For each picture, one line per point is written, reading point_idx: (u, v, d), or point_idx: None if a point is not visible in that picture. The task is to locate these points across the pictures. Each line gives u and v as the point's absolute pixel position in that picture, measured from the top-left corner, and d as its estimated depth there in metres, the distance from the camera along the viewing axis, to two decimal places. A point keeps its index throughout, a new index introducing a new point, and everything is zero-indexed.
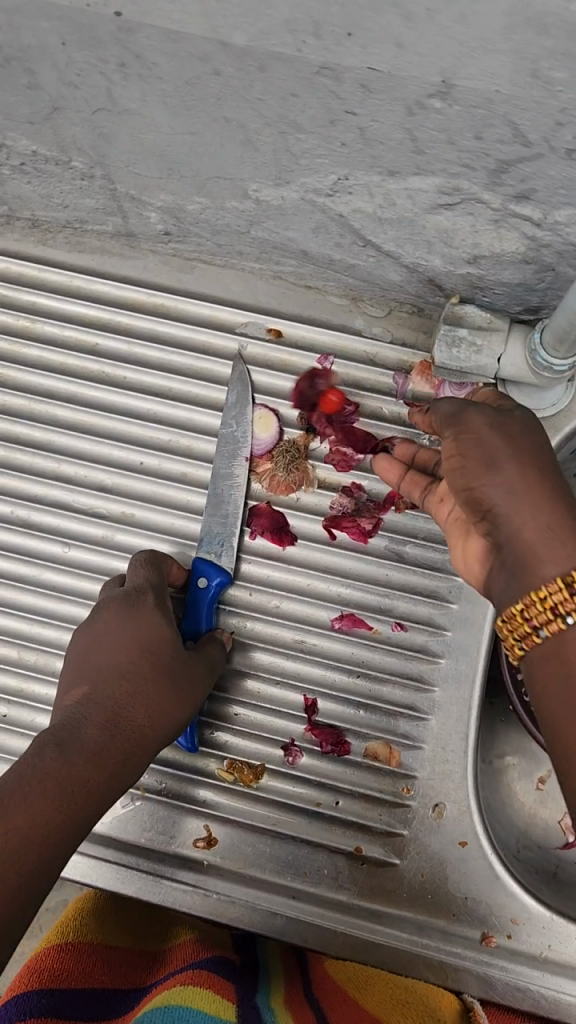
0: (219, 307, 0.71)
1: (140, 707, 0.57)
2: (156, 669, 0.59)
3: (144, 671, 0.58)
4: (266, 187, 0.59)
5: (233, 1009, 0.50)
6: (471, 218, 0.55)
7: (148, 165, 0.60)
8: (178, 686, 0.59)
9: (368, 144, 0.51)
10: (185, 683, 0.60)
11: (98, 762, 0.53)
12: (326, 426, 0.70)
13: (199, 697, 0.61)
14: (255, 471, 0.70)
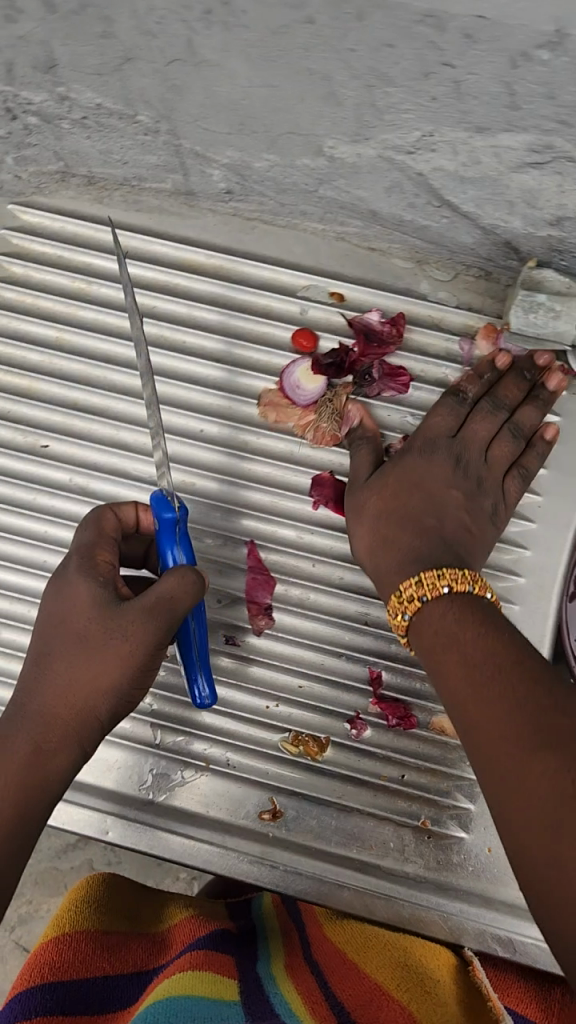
0: (281, 269, 0.69)
1: (63, 684, 0.53)
2: (68, 637, 0.53)
3: (58, 647, 0.54)
4: (343, 143, 0.57)
5: (236, 989, 0.55)
6: (560, 177, 0.53)
7: (218, 119, 0.58)
8: (84, 642, 0.52)
9: (461, 98, 0.49)
10: (80, 636, 0.52)
11: (39, 744, 0.52)
12: (372, 386, 0.68)
13: (157, 627, 0.51)
14: (298, 424, 0.68)
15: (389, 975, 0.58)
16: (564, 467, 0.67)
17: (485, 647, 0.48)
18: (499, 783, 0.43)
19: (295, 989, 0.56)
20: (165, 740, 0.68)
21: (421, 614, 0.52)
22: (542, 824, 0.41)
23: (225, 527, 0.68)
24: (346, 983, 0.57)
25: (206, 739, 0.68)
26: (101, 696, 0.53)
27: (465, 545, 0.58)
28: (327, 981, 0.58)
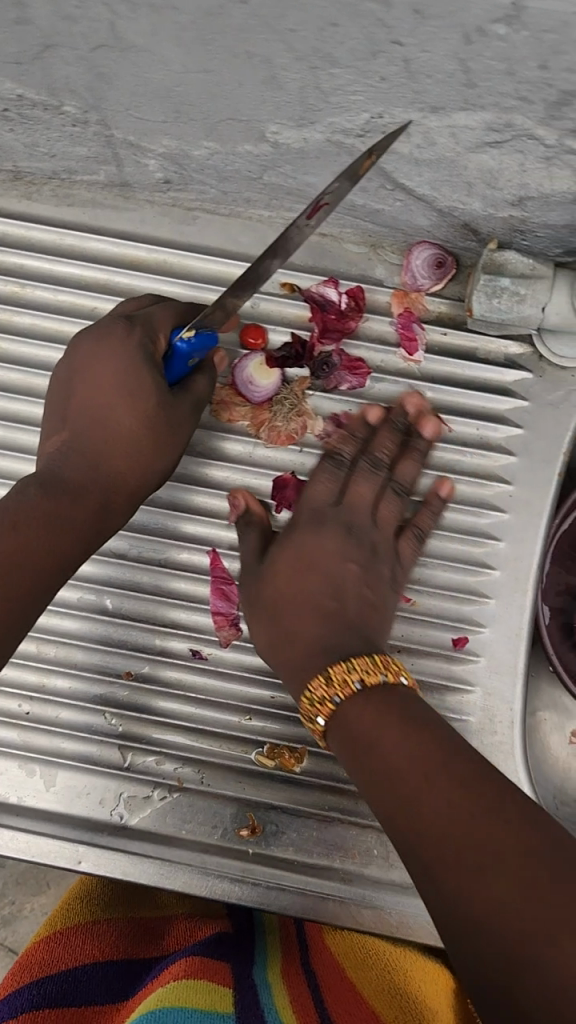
0: (227, 261, 0.65)
1: (117, 444, 0.58)
2: (133, 412, 0.57)
3: (118, 411, 0.57)
4: (288, 127, 0.53)
5: (230, 997, 0.51)
6: (520, 156, 0.50)
7: (151, 107, 0.54)
8: (149, 428, 0.58)
9: (412, 78, 0.46)
10: (154, 419, 0.58)
11: (81, 488, 0.57)
12: (330, 378, 0.65)
13: (186, 435, 0.60)
14: (253, 420, 0.65)
15: (385, 1006, 0.55)
16: (533, 454, 0.65)
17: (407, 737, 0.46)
18: (459, 933, 0.38)
19: (289, 1003, 0.53)
20: (135, 762, 0.66)
21: (340, 716, 0.50)
22: (548, 946, 0.35)
23: (184, 537, 0.65)
24: (336, 997, 0.55)
25: (177, 759, 0.65)
26: (148, 467, 0.59)
27: (375, 627, 0.57)
28: (321, 997, 0.55)
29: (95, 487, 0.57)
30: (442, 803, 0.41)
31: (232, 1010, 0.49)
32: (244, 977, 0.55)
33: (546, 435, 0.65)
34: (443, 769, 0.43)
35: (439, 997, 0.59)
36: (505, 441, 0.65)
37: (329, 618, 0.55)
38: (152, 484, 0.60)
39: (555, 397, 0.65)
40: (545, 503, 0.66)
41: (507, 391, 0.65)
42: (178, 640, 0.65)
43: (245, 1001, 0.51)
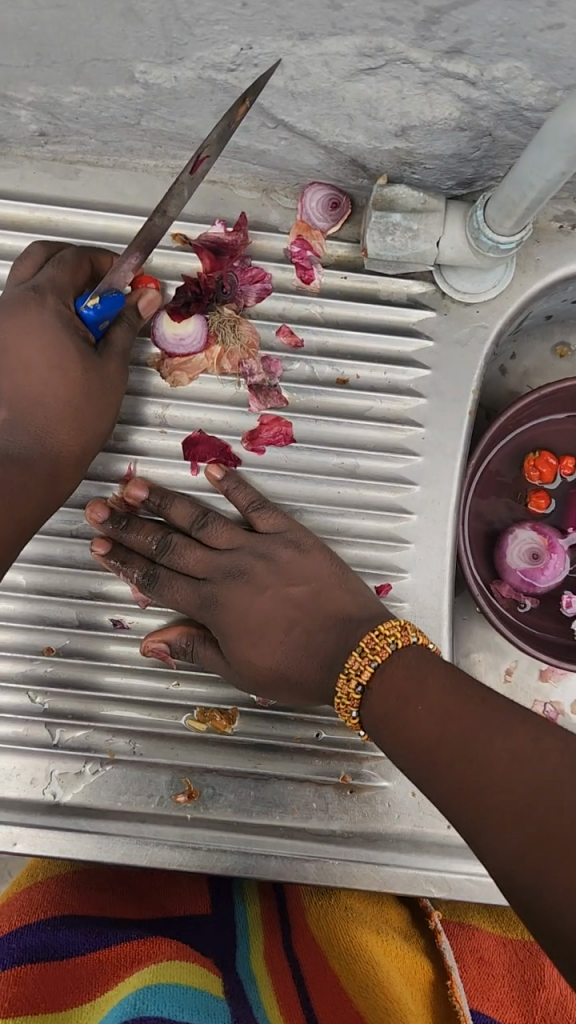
0: (114, 215, 0.63)
1: (57, 416, 0.56)
2: (69, 381, 0.55)
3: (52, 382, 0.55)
4: (156, 66, 0.50)
5: (220, 983, 0.52)
6: (397, 82, 0.48)
7: (10, 52, 0.50)
8: (89, 395, 0.56)
9: (274, 2, 0.44)
10: (96, 385, 0.56)
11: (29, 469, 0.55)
12: (237, 296, 0.62)
13: (119, 393, 0.58)
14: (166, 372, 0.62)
15: (370, 1001, 0.54)
16: (443, 394, 0.64)
17: (447, 728, 0.47)
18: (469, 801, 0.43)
19: (276, 1001, 0.53)
20: (64, 738, 0.64)
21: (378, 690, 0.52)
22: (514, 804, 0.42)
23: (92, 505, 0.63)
24: (324, 997, 0.55)
25: (111, 731, 0.64)
26: (93, 433, 0.58)
27: (340, 604, 0.59)
28: (308, 994, 0.55)
29: (43, 461, 0.56)
30: (493, 761, 0.44)
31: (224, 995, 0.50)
32: (230, 968, 0.56)
33: (455, 372, 0.64)
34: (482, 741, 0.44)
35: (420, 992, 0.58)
36: (414, 382, 0.64)
37: (287, 636, 0.59)
38: (94, 448, 0.59)
39: (461, 334, 0.64)
40: (459, 443, 0.64)
41: (412, 331, 0.64)
42: (98, 608, 0.64)
43: (235, 992, 0.52)
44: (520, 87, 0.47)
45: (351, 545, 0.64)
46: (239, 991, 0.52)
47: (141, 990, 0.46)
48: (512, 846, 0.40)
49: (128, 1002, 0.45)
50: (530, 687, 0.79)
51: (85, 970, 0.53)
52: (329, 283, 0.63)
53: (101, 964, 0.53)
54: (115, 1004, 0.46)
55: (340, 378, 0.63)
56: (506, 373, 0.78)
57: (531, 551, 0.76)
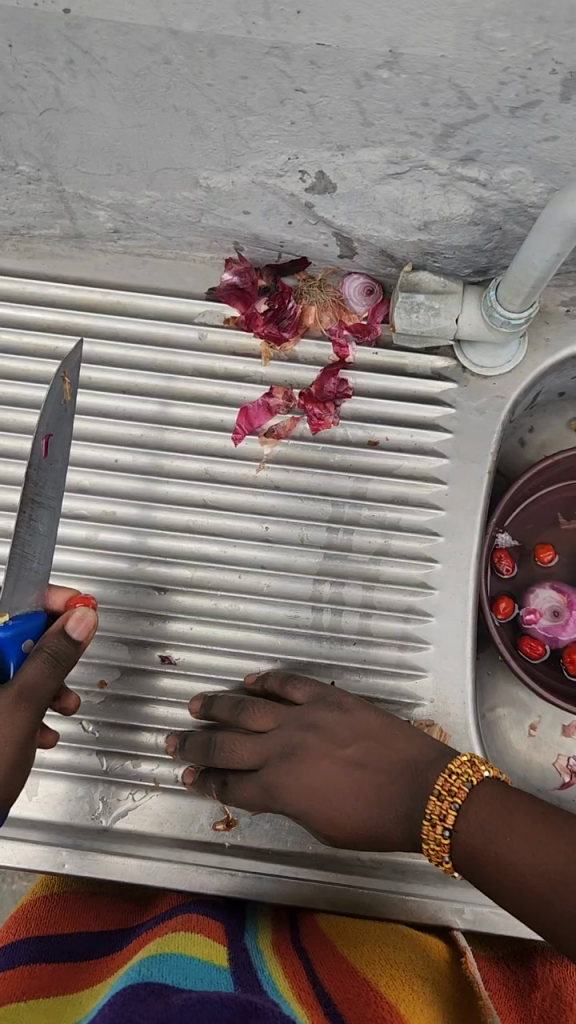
0: (174, 299, 0.72)
1: None
2: None
3: None
4: (217, 173, 0.60)
5: (224, 954, 0.55)
6: (419, 185, 0.58)
7: (96, 162, 0.61)
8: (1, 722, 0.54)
9: (317, 120, 0.53)
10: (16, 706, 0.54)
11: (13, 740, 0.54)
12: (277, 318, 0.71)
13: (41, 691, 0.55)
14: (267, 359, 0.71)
15: (378, 971, 0.56)
16: (463, 457, 0.71)
17: (480, 801, 0.51)
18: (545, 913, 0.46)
19: (281, 966, 0.56)
20: (112, 765, 0.69)
21: (460, 835, 0.51)
22: (528, 851, 0.47)
23: (147, 550, 0.70)
24: (326, 966, 0.57)
25: (154, 759, 0.68)
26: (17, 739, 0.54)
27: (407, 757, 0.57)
28: (313, 966, 0.57)
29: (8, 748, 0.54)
30: (522, 868, 0.47)
31: (227, 963, 0.54)
32: (235, 936, 0.60)
33: (475, 436, 0.71)
34: (541, 833, 0.48)
35: (430, 965, 0.60)
36: (438, 445, 0.71)
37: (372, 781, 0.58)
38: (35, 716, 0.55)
39: (480, 403, 0.71)
40: (479, 502, 0.71)
41: (436, 400, 0.71)
42: (147, 647, 0.69)
43: (240, 959, 0.55)
44: (525, 188, 0.56)
45: (382, 589, 0.70)
46: (245, 958, 0.56)
47: (147, 962, 0.52)
48: (534, 857, 0.47)
49: (137, 972, 0.50)
50: (553, 741, 0.81)
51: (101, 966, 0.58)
52: (362, 358, 0.72)
53: (111, 959, 0.59)
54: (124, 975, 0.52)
55: (372, 440, 0.71)
56: (525, 445, 0.85)
57: (551, 608, 0.81)
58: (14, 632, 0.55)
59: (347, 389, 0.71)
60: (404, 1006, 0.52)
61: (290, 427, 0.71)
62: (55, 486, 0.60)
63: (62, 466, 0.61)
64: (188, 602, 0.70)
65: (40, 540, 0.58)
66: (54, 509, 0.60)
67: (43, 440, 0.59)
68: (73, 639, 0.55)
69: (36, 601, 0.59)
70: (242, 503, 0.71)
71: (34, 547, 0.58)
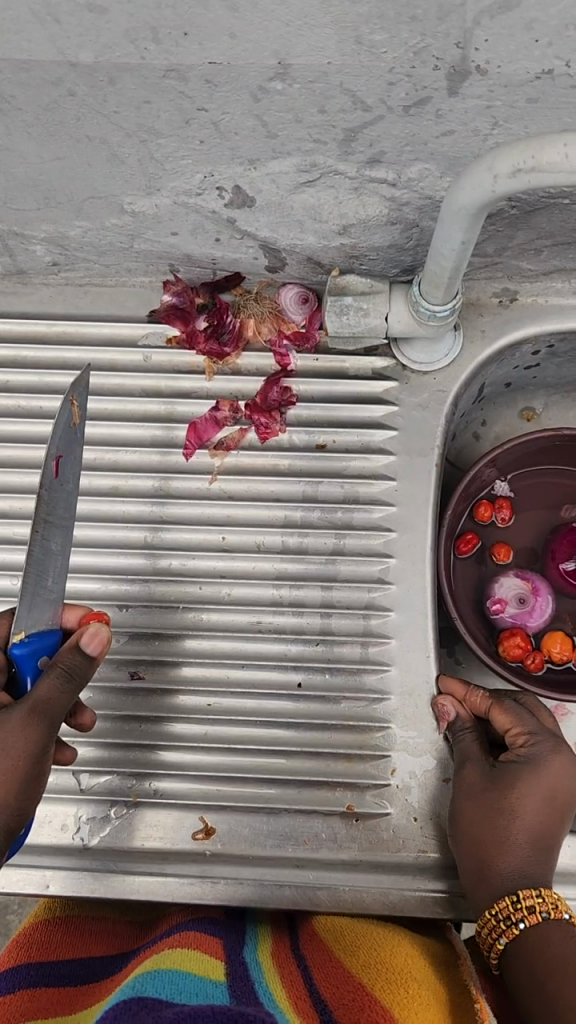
0: (117, 324, 0.74)
1: None
2: None
3: None
4: (140, 197, 0.62)
5: (221, 967, 0.54)
6: (333, 190, 0.60)
7: (24, 198, 0.63)
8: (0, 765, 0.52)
9: (224, 136, 0.55)
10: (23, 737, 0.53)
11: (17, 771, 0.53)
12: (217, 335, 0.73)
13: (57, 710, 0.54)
14: (209, 374, 0.74)
15: (374, 974, 0.55)
16: (411, 452, 0.73)
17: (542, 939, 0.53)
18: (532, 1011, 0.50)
19: (280, 978, 0.55)
20: (91, 784, 0.69)
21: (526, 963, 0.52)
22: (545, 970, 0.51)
23: (108, 569, 0.72)
24: (324, 968, 0.56)
25: (132, 773, 0.69)
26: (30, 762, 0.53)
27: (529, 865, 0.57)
28: (310, 974, 0.56)
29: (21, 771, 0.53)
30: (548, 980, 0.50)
31: (224, 978, 0.52)
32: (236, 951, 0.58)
33: (418, 430, 0.73)
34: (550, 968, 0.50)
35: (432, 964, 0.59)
36: (384, 443, 0.73)
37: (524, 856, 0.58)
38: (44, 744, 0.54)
39: (422, 398, 0.73)
40: (429, 493, 0.72)
41: (378, 399, 0.73)
42: (116, 664, 0.71)
43: (237, 973, 0.53)
44: (433, 183, 0.58)
45: (341, 588, 0.71)
46: (243, 972, 0.54)
47: (144, 975, 0.50)
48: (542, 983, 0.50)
49: (131, 986, 0.49)
50: None
51: (85, 989, 0.57)
52: (304, 364, 0.74)
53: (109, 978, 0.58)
54: (117, 994, 0.50)
55: (319, 442, 0.73)
56: (480, 437, 0.87)
57: (516, 596, 0.82)
58: (31, 647, 0.57)
59: (291, 396, 0.73)
60: (399, 1010, 0.50)
61: (239, 437, 0.73)
62: (67, 507, 0.60)
63: (74, 487, 0.61)
64: (154, 616, 0.71)
65: (55, 559, 0.59)
66: (67, 528, 0.60)
67: (53, 462, 0.59)
68: (87, 654, 0.54)
69: (52, 622, 0.59)
70: (198, 514, 0.72)
71: (48, 564, 0.58)
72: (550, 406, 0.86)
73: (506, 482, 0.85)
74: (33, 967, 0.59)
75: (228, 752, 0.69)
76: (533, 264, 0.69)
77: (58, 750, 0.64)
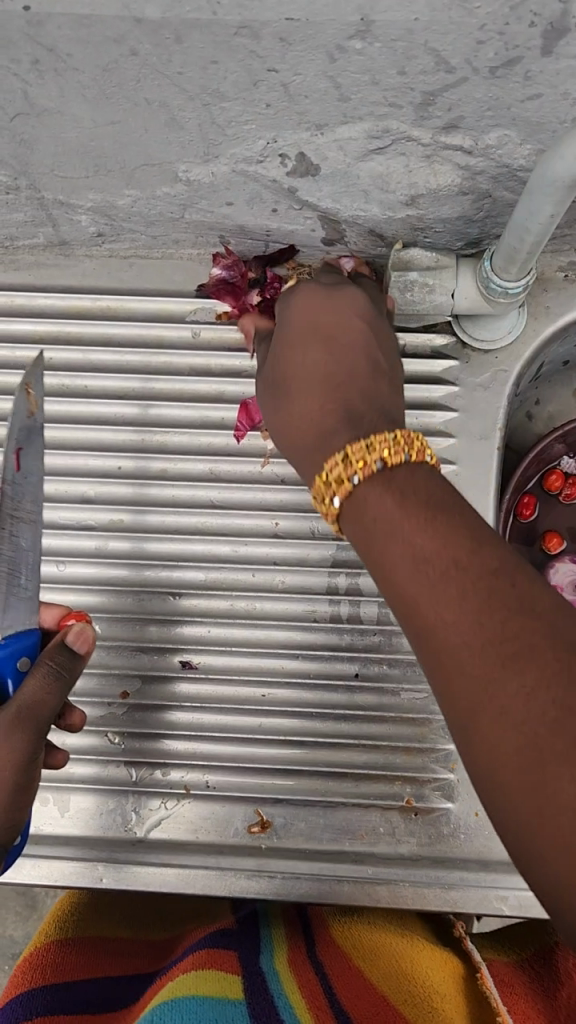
0: (164, 299, 0.71)
1: None
2: None
3: None
4: (196, 165, 0.59)
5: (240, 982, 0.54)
6: (404, 158, 0.56)
7: (73, 165, 0.59)
8: None
9: (292, 99, 0.52)
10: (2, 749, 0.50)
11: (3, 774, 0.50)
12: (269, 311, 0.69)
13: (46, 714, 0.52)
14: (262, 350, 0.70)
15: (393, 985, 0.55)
16: (472, 434, 0.70)
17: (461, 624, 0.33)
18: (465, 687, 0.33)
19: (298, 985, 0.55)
20: (140, 776, 0.67)
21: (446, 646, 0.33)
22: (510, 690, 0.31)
23: (157, 556, 0.69)
24: (342, 975, 0.56)
25: (182, 766, 0.67)
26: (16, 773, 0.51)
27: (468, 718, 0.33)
28: (328, 980, 0.56)
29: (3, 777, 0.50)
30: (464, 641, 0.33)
31: (242, 995, 0.52)
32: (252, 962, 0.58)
33: (479, 410, 0.70)
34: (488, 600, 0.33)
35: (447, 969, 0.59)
36: (445, 425, 0.70)
37: None
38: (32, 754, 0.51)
39: (484, 378, 0.70)
40: (490, 475, 0.69)
41: (438, 379, 0.70)
42: (166, 653, 0.68)
43: (255, 989, 0.53)
44: (512, 150, 0.55)
45: None
46: (262, 983, 0.55)
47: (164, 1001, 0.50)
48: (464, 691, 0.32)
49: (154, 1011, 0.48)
50: None
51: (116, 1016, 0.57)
52: None
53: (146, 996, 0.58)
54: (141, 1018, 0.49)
55: None
56: (532, 418, 0.84)
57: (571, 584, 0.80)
58: (9, 653, 0.54)
59: None
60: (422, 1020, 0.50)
61: None
62: (35, 498, 0.57)
63: (39, 477, 0.57)
64: (205, 604, 0.69)
65: (25, 553, 0.55)
66: (36, 522, 0.56)
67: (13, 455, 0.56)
68: (75, 653, 0.54)
69: (33, 621, 0.55)
70: (250, 499, 0.70)
71: (18, 560, 0.54)
72: None
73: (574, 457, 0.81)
74: (64, 993, 0.59)
75: (283, 745, 0.67)
76: None
77: (51, 754, 0.63)
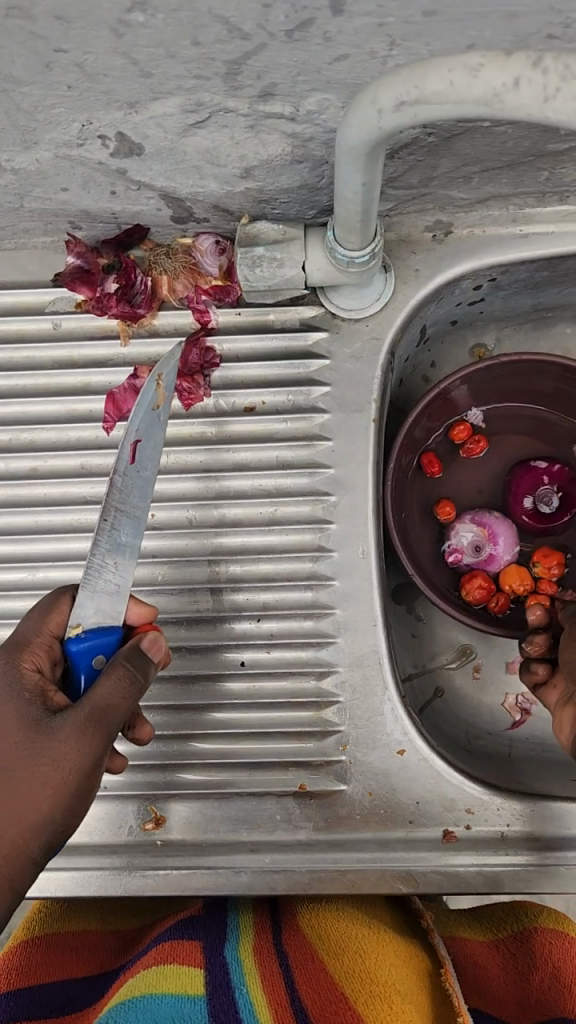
0: (21, 292, 0.69)
1: None
2: None
3: None
4: (18, 154, 0.56)
5: (202, 980, 0.53)
6: (227, 130, 0.54)
7: None
8: (43, 777, 0.49)
9: (93, 79, 0.49)
10: (64, 755, 0.49)
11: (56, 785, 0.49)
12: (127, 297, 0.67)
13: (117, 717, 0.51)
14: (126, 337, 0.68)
15: (355, 981, 0.54)
16: (346, 408, 0.68)
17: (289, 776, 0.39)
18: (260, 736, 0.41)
19: (260, 978, 0.56)
20: None
21: None
22: None
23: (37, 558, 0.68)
24: (302, 969, 0.56)
25: None
26: (78, 782, 0.50)
27: None
28: (290, 977, 0.56)
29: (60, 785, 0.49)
30: None
31: (205, 990, 0.52)
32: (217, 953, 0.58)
33: (352, 383, 0.67)
34: None
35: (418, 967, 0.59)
36: (318, 400, 0.68)
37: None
38: (96, 762, 0.50)
39: (355, 349, 0.68)
40: (368, 451, 0.67)
41: (309, 354, 0.68)
42: None
43: (215, 983, 0.53)
44: (335, 115, 0.52)
45: (281, 559, 0.67)
46: (224, 981, 0.54)
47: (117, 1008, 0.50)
48: None
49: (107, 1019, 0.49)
50: (499, 680, 0.81)
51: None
52: (226, 319, 0.68)
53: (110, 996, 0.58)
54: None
55: (247, 405, 0.68)
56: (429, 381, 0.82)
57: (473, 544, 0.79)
58: (89, 643, 0.54)
59: (214, 356, 0.68)
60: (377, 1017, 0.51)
61: None
62: (142, 493, 0.56)
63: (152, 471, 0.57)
64: None
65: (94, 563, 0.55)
66: (140, 519, 0.57)
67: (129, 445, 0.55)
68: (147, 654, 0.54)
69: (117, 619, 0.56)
70: None
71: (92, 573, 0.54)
72: (502, 341, 0.81)
73: (481, 411, 0.80)
74: (11, 997, 0.59)
75: (177, 739, 0.67)
76: (464, 193, 0.63)
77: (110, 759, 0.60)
